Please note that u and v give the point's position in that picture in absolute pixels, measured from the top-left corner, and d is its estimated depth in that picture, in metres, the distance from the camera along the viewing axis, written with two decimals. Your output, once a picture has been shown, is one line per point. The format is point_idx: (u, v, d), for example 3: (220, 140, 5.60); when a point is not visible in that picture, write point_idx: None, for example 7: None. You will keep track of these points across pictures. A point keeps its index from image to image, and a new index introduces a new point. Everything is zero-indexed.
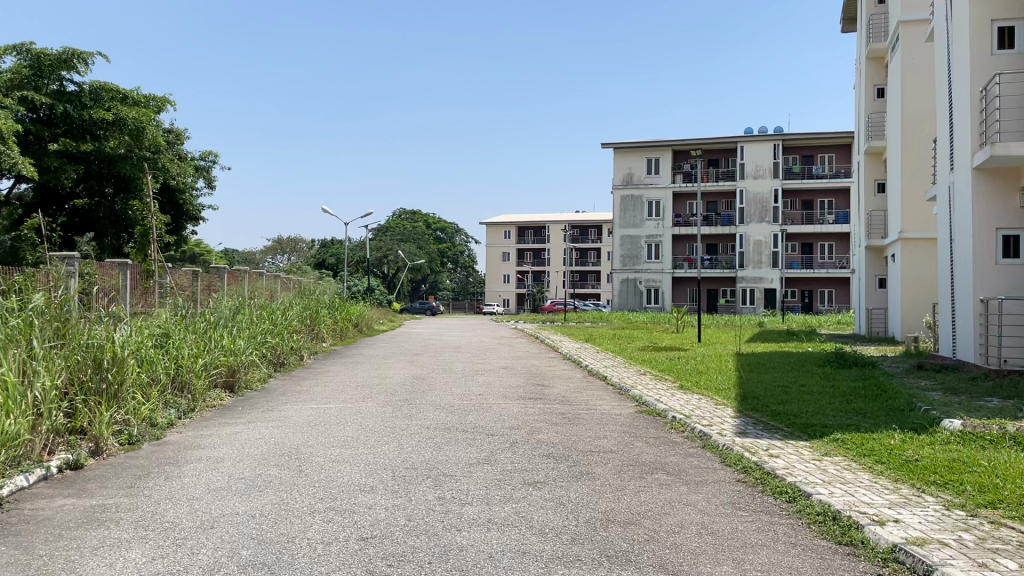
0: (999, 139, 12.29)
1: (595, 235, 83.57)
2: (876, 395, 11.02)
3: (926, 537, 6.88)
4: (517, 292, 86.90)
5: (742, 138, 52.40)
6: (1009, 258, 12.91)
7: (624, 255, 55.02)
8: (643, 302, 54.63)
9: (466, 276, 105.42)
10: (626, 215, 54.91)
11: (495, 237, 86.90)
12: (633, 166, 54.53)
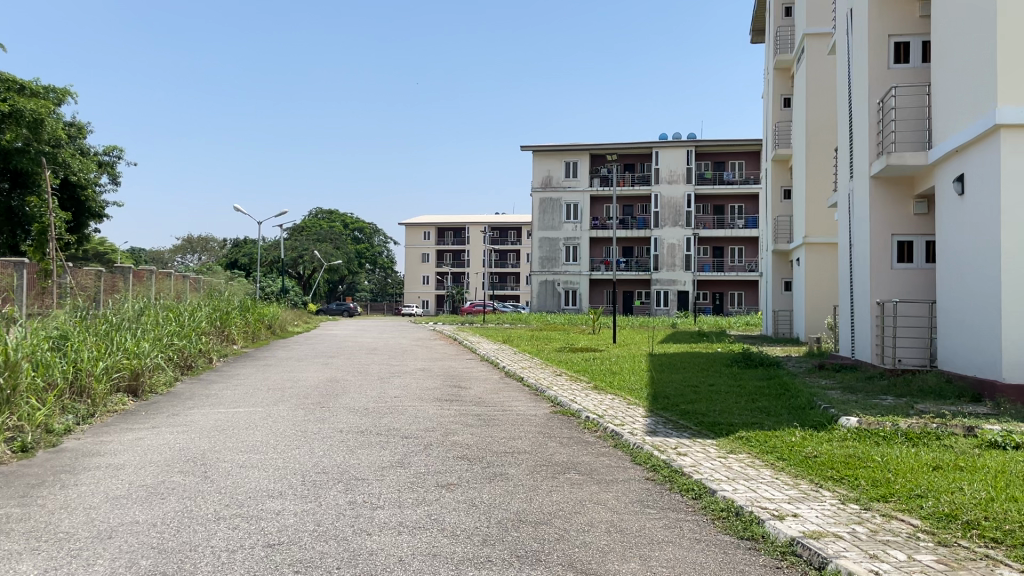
0: (894, 149, 12.89)
1: (515, 237, 84.14)
2: (780, 394, 11.41)
3: (822, 530, 7.17)
4: (437, 293, 86.66)
5: (658, 144, 53.65)
6: (904, 263, 13.57)
7: (544, 257, 55.47)
8: (561, 304, 54.89)
9: (384, 278, 104.54)
10: (546, 217, 55.40)
11: (415, 237, 86.43)
12: (552, 169, 55.14)
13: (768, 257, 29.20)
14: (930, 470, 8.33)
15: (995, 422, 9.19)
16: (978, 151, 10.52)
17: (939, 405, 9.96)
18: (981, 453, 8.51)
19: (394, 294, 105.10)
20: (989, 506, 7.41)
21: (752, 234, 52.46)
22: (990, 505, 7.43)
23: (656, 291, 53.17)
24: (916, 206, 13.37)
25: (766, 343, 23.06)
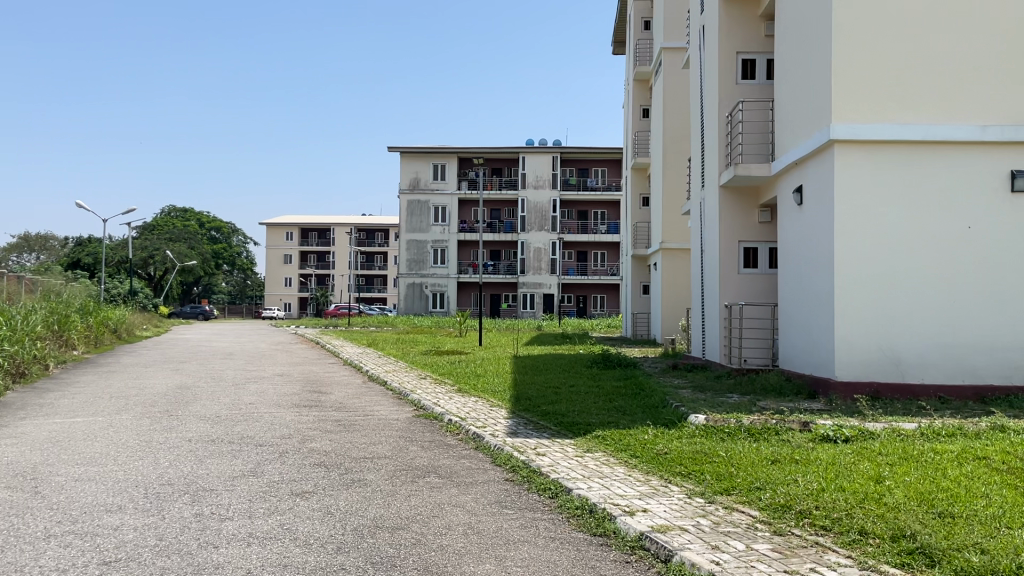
0: (742, 160, 13.62)
1: (382, 239, 83.31)
2: (636, 394, 11.82)
3: (669, 524, 7.46)
4: (301, 296, 84.49)
5: (525, 149, 54.52)
6: (749, 268, 14.37)
7: (410, 260, 55.35)
8: (427, 306, 55.17)
9: (244, 280, 100.89)
10: (413, 219, 55.19)
11: (277, 237, 83.97)
12: (420, 171, 54.79)
13: (628, 261, 30.22)
14: (769, 464, 8.85)
15: (828, 417, 9.87)
16: (815, 165, 11.26)
17: (778, 402, 10.60)
18: (814, 447, 9.12)
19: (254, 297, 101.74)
20: (819, 496, 7.94)
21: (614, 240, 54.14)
22: (820, 495, 7.96)
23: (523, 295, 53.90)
24: (761, 214, 14.18)
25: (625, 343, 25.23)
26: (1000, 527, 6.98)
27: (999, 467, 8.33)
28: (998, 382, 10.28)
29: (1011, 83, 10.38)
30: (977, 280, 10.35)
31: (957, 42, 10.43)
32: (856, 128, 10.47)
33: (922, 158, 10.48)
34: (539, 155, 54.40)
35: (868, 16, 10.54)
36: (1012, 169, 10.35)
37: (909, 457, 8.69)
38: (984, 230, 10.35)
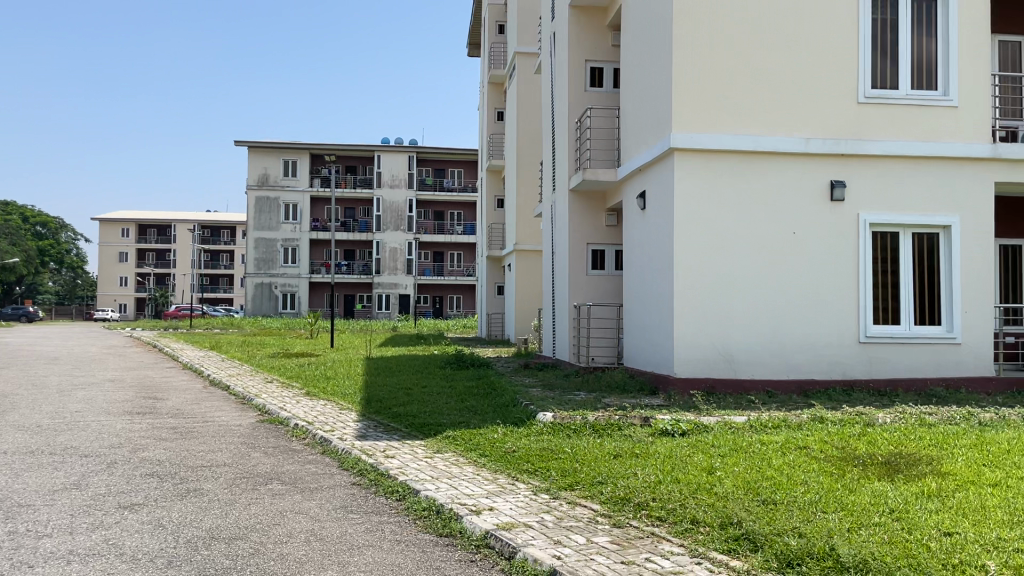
0: (590, 164, 14.06)
1: (229, 237, 79.99)
2: (488, 394, 11.93)
3: (514, 521, 7.58)
4: (139, 296, 79.71)
5: (379, 147, 53.86)
6: (597, 269, 14.85)
7: (259, 259, 53.42)
8: (278, 307, 53.34)
9: (74, 279, 93.96)
10: (262, 217, 53.34)
11: (111, 234, 78.86)
12: (270, 166, 53.16)
13: (484, 262, 30.47)
14: (612, 459, 9.17)
15: (666, 411, 10.34)
16: (657, 171, 11.75)
17: (622, 398, 11.01)
18: (654, 441, 9.54)
19: (84, 297, 95.02)
20: (656, 488, 8.29)
21: (470, 240, 54.71)
22: (657, 487, 8.32)
23: (378, 295, 53.39)
24: (608, 218, 14.68)
25: (477, 343, 25.49)
26: (816, 511, 7.55)
27: (817, 456, 9.01)
28: (819, 376, 11.11)
29: (831, 99, 11.21)
30: (802, 282, 11.14)
31: (784, 59, 11.16)
32: (694, 138, 11.01)
33: (753, 167, 11.15)
34: (395, 154, 53.88)
35: (704, 31, 11.11)
36: (832, 178, 11.19)
37: (739, 448, 9.25)
38: (807, 235, 11.16)
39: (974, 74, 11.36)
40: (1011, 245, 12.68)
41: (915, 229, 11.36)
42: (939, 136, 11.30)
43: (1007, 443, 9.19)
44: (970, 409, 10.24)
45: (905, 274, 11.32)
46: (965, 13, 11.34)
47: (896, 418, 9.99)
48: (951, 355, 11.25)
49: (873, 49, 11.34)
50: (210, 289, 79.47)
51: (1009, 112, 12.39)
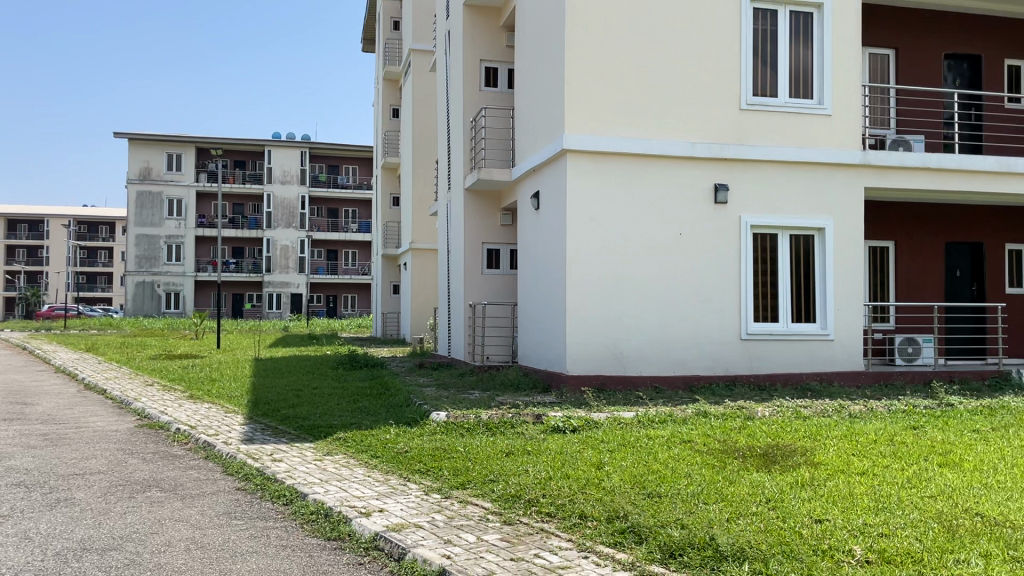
0: (485, 164, 14.13)
1: (108, 233, 76.15)
2: (380, 394, 11.80)
3: (404, 522, 7.51)
4: (7, 295, 74.85)
5: (270, 142, 52.35)
6: (492, 269, 14.93)
7: (141, 257, 51.28)
8: (160, 306, 51.27)
9: None
10: (144, 213, 51.11)
11: None
12: (152, 160, 51.10)
13: (378, 261, 30.13)
14: (504, 457, 9.22)
15: (558, 409, 10.49)
16: (550, 172, 11.90)
17: (515, 397, 11.10)
18: (545, 438, 9.67)
19: None
20: (547, 484, 8.40)
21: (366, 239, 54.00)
22: (548, 483, 8.43)
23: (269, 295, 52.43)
24: (503, 218, 14.78)
25: (375, 343, 25.04)
26: (698, 503, 7.81)
27: (701, 449, 9.33)
28: (703, 372, 11.52)
29: (715, 105, 11.63)
30: (688, 282, 11.52)
31: (671, 65, 11.51)
32: (585, 140, 11.20)
33: (642, 169, 11.44)
34: (287, 149, 52.63)
35: (595, 34, 11.32)
36: (716, 181, 11.62)
37: (627, 443, 9.48)
38: (693, 236, 11.55)
39: (845, 85, 12.01)
40: (879, 247, 13.49)
41: (793, 231, 11.92)
42: (814, 143, 11.90)
43: (874, 433, 9.77)
44: (841, 402, 10.83)
45: (783, 273, 11.87)
46: (837, 28, 11.98)
47: (774, 411, 10.47)
48: (824, 351, 11.86)
49: (754, 58, 11.82)
50: (88, 289, 75.33)
51: (878, 122, 13.18)
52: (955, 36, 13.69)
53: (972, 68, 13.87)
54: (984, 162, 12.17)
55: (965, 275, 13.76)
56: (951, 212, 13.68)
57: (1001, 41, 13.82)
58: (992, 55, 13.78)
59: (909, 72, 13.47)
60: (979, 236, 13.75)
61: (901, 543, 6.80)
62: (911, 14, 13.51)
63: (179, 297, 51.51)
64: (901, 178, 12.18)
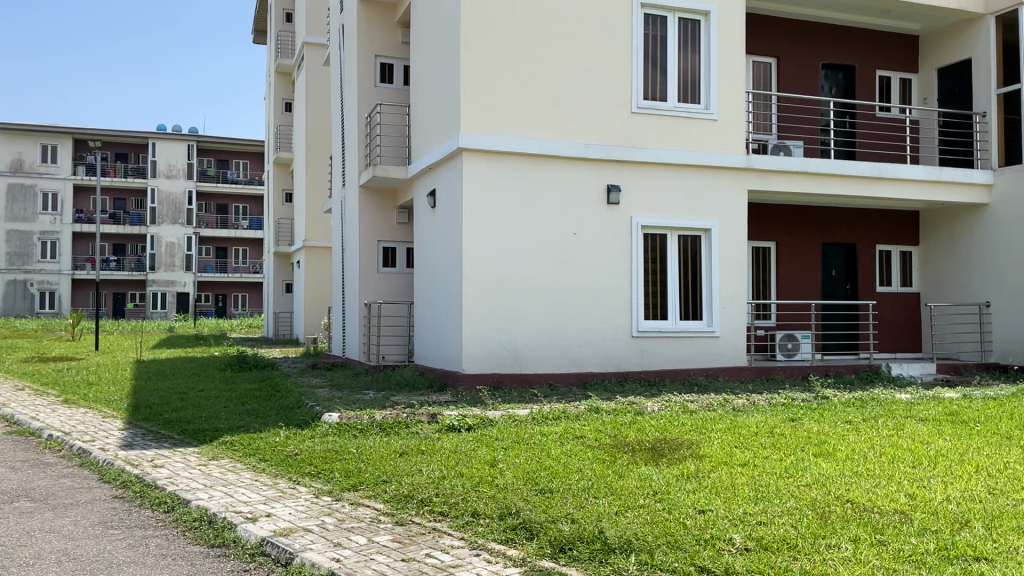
0: (380, 161, 13.97)
1: None
2: (270, 396, 11.50)
3: (292, 526, 7.33)
4: None
5: (154, 135, 50.02)
6: (388, 267, 14.77)
7: (12, 254, 48.16)
8: (34, 307, 48.17)
9: None
10: (15, 207, 48.16)
11: None
12: (24, 151, 48.25)
13: (271, 259, 29.36)
14: (397, 457, 9.13)
15: (453, 408, 10.48)
16: (446, 170, 11.86)
17: (410, 397, 11.02)
18: (440, 437, 9.64)
19: None
20: (440, 483, 8.37)
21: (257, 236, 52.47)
22: (441, 482, 8.40)
23: (152, 293, 50.38)
24: (399, 215, 14.65)
25: (264, 343, 24.55)
26: (588, 497, 7.96)
27: (592, 444, 9.51)
28: (596, 369, 11.74)
29: (607, 107, 11.87)
30: (582, 280, 11.71)
31: (565, 67, 11.67)
32: (480, 138, 11.22)
33: (536, 170, 11.55)
34: (173, 142, 50.48)
35: (491, 33, 11.35)
36: (609, 182, 11.86)
37: (521, 440, 9.55)
38: (586, 236, 11.75)
39: (731, 90, 12.47)
40: (761, 247, 14.10)
41: (681, 231, 12.30)
42: (701, 147, 12.30)
43: (755, 426, 10.20)
44: (726, 396, 11.26)
45: (672, 273, 12.24)
46: (723, 36, 12.42)
47: (663, 406, 10.78)
48: (711, 347, 12.31)
49: (645, 61, 12.12)
50: None
51: (761, 127, 13.75)
52: (832, 47, 14.43)
53: (847, 78, 14.64)
54: (857, 168, 12.87)
55: (839, 274, 14.57)
56: (828, 214, 14.41)
57: (873, 53, 14.64)
58: (865, 66, 14.59)
59: (790, 79, 14.10)
60: (852, 238, 14.56)
61: (778, 531, 7.12)
62: (791, 25, 14.16)
63: (55, 297, 48.61)
64: (782, 181, 12.74)
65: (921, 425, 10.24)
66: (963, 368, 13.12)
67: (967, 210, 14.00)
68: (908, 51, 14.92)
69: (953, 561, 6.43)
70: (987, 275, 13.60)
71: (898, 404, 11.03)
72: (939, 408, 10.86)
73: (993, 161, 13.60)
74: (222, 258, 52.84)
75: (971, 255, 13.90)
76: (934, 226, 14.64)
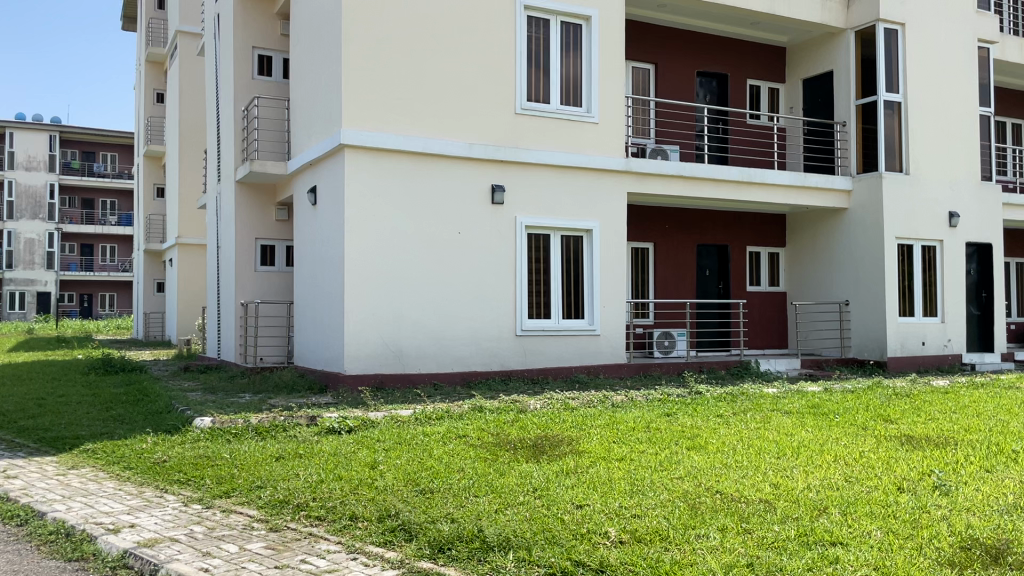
0: (258, 156, 13.56)
1: None
2: (138, 401, 10.94)
3: (158, 537, 6.98)
4: None
5: (12, 124, 47.00)
6: (266, 266, 14.34)
7: None
8: None
9: None
10: None
11: None
12: None
13: (140, 257, 28.10)
14: (273, 461, 8.86)
15: (333, 409, 10.27)
16: (327, 167, 11.63)
17: (288, 399, 10.73)
18: (318, 440, 9.42)
19: None
20: (318, 487, 8.17)
21: (125, 233, 49.20)
22: (319, 486, 8.20)
23: (9, 294, 47.94)
24: (278, 212, 14.25)
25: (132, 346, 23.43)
26: (468, 496, 7.96)
27: (474, 443, 9.52)
28: (480, 368, 11.77)
29: (490, 107, 11.92)
30: (466, 280, 11.72)
31: (449, 65, 11.64)
32: (363, 135, 11.05)
33: (420, 169, 11.48)
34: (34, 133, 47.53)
35: (374, 28, 11.20)
36: (493, 182, 11.91)
37: (403, 441, 9.45)
38: (471, 235, 11.76)
39: (611, 94, 12.76)
40: (640, 248, 14.50)
41: (563, 231, 12.49)
42: (583, 149, 12.53)
43: (633, 421, 10.47)
44: (606, 393, 11.52)
45: (555, 272, 12.41)
46: (604, 40, 12.70)
47: (545, 404, 10.93)
48: (592, 345, 12.56)
49: (528, 63, 12.24)
50: None
51: (640, 131, 14.15)
52: (706, 55, 15.00)
53: (720, 86, 15.27)
54: (729, 172, 13.43)
55: (713, 274, 15.16)
56: (703, 217, 14.98)
57: (744, 63, 15.31)
58: (737, 75, 15.24)
59: (668, 86, 14.58)
60: (725, 239, 15.18)
61: (651, 523, 7.32)
62: (669, 32, 14.64)
63: None
64: (660, 184, 13.15)
65: (786, 417, 10.79)
66: (825, 364, 13.92)
67: (828, 214, 14.86)
68: (777, 63, 15.70)
69: (811, 546, 6.80)
70: (846, 275, 14.47)
71: (765, 398, 11.59)
72: (803, 401, 11.47)
73: (852, 168, 14.48)
74: (89, 255, 49.80)
75: (832, 257, 14.76)
76: (799, 229, 15.45)
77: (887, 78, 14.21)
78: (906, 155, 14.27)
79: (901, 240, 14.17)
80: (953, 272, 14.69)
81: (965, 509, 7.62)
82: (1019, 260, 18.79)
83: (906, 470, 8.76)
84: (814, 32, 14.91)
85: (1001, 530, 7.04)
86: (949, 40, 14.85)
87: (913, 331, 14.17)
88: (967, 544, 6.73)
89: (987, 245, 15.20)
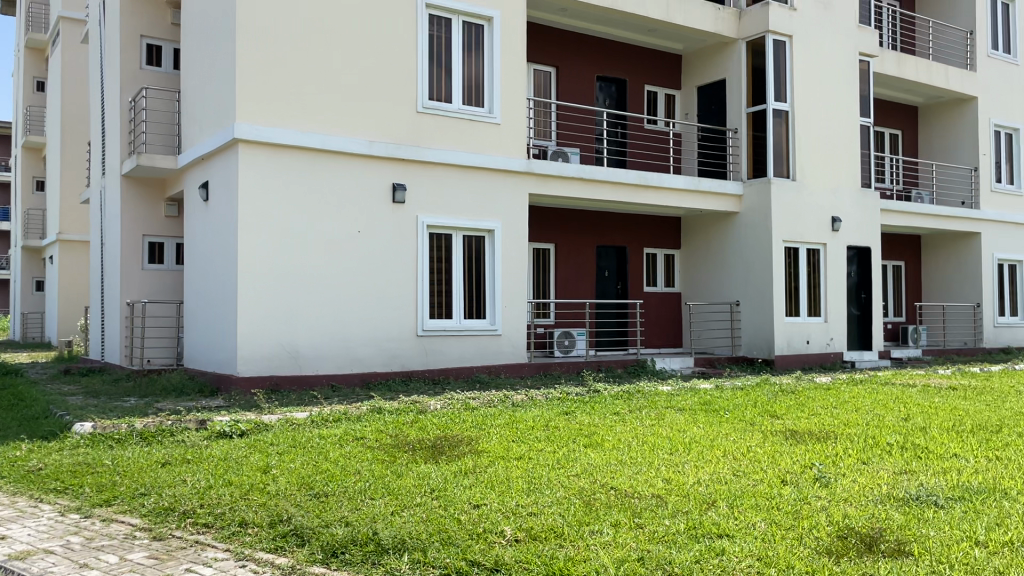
0: (145, 150, 13.03)
1: None
2: (12, 406, 10.32)
3: (30, 549, 6.60)
4: None
5: None
6: (154, 264, 13.78)
7: None
8: None
9: None
10: None
11: None
12: None
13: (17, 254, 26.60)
14: (158, 467, 8.51)
15: (225, 413, 9.95)
16: (220, 162, 11.26)
17: (176, 402, 10.33)
18: (208, 444, 9.11)
19: None
20: (206, 493, 7.88)
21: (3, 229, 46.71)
22: (207, 492, 7.92)
23: None
24: (167, 209, 13.73)
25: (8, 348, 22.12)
26: (364, 499, 7.84)
27: (372, 445, 9.39)
28: (379, 369, 11.63)
29: (391, 105, 11.80)
30: (365, 279, 11.55)
31: (348, 61, 11.46)
32: (258, 130, 10.75)
33: (318, 167, 11.25)
34: None
35: (271, 21, 10.93)
36: (393, 181, 11.79)
37: (297, 444, 9.24)
38: (371, 235, 11.60)
39: (513, 96, 12.84)
40: (541, 248, 14.65)
41: (465, 232, 12.48)
42: (484, 150, 12.55)
43: (532, 420, 10.56)
44: (506, 392, 11.58)
45: (456, 272, 12.38)
46: (505, 42, 12.77)
47: (445, 404, 10.89)
48: (493, 345, 12.60)
49: (429, 61, 12.18)
50: None
51: (541, 133, 14.30)
52: (606, 60, 15.29)
53: (619, 91, 15.59)
54: (627, 175, 13.73)
55: (611, 275, 15.46)
56: (602, 219, 15.26)
57: (642, 69, 15.69)
58: (635, 80, 15.60)
59: (568, 89, 14.78)
60: (623, 241, 15.51)
61: (546, 521, 7.38)
62: (569, 37, 14.85)
63: None
64: (561, 186, 13.31)
65: (679, 414, 11.11)
66: (717, 362, 14.41)
67: (722, 217, 15.37)
68: (673, 70, 16.14)
69: (699, 539, 7.01)
70: (737, 276, 15.01)
71: (661, 396, 11.89)
72: (696, 398, 11.83)
73: (743, 174, 15.03)
74: None
75: (725, 259, 15.28)
76: (694, 231, 15.93)
77: (776, 87, 14.82)
78: (793, 161, 14.92)
79: (788, 243, 14.80)
80: (836, 274, 15.44)
81: (843, 500, 8.01)
82: (896, 263, 19.94)
83: (790, 464, 9.14)
84: (709, 41, 15.41)
85: (875, 518, 7.44)
86: (833, 53, 15.61)
87: (799, 330, 14.83)
88: (844, 533, 7.07)
89: (867, 249, 16.04)
